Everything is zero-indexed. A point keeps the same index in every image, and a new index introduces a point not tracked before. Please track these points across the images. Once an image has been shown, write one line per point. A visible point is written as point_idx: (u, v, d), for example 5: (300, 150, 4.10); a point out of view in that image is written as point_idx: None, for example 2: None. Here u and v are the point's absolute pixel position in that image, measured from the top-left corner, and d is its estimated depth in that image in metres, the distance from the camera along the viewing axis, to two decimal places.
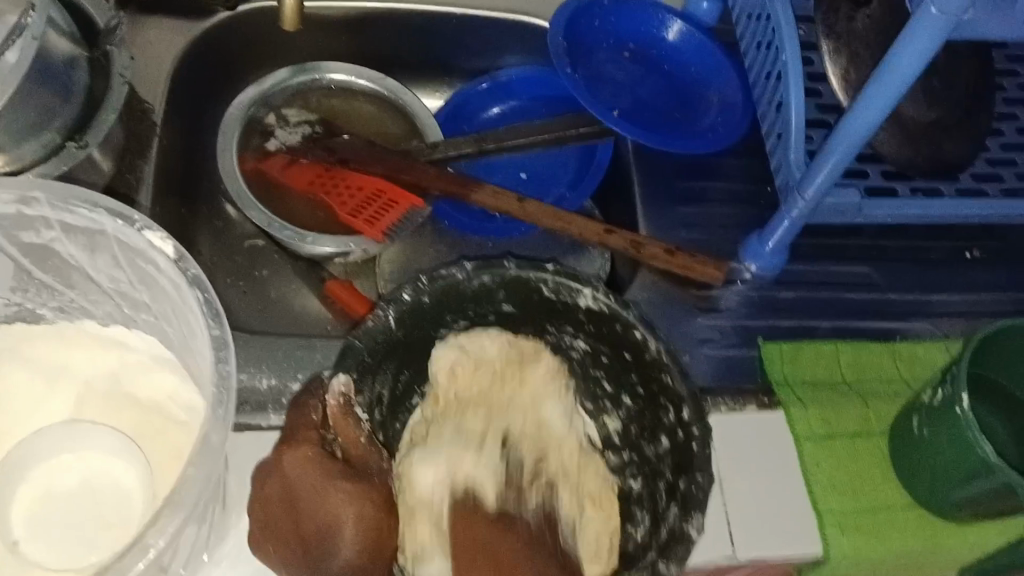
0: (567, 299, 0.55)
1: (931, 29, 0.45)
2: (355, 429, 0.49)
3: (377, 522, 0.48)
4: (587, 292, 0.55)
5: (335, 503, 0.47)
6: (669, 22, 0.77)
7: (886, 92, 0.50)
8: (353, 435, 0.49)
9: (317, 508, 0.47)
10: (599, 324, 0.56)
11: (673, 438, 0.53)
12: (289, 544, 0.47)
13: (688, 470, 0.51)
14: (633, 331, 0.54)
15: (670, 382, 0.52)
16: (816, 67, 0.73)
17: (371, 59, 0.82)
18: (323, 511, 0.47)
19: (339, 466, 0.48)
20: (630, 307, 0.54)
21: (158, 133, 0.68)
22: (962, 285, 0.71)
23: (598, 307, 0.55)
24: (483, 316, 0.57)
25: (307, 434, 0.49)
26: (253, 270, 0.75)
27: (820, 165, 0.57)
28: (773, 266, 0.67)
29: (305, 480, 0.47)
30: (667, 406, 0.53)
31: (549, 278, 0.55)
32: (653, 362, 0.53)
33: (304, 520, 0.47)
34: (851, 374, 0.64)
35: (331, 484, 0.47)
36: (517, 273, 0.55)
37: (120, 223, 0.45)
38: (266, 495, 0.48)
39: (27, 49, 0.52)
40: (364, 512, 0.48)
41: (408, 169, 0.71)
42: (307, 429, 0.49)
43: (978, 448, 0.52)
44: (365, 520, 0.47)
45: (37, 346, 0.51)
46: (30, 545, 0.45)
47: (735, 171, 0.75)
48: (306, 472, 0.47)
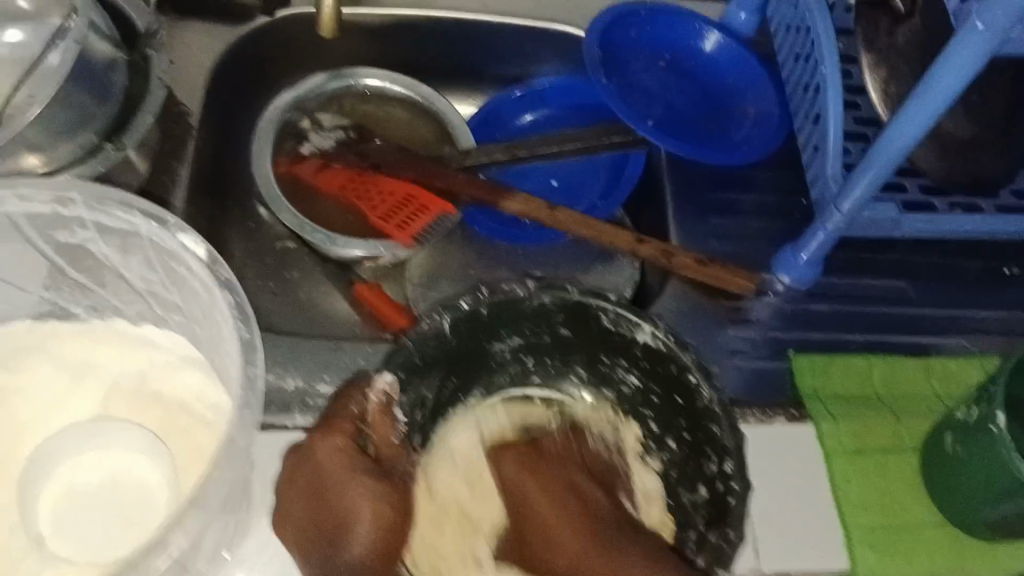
0: (626, 332, 0.56)
1: (976, 45, 0.44)
2: (389, 429, 0.51)
3: (393, 522, 0.48)
4: (647, 328, 0.55)
5: (357, 497, 0.48)
6: (706, 32, 0.76)
7: (926, 108, 0.49)
8: (387, 435, 0.51)
9: (339, 498, 0.48)
10: (655, 362, 0.56)
11: (711, 489, 0.53)
12: (308, 531, 0.48)
13: (721, 522, 0.50)
14: (688, 374, 0.54)
15: (718, 432, 0.52)
16: (854, 79, 0.72)
17: (405, 64, 0.82)
18: (345, 504, 0.48)
19: (366, 462, 0.50)
20: (689, 351, 0.54)
21: (195, 135, 0.70)
22: (997, 302, 0.69)
23: (656, 344, 0.55)
24: (541, 334, 0.58)
25: (343, 424, 0.50)
26: (283, 272, 0.75)
27: (857, 180, 0.56)
28: (808, 278, 0.66)
29: (333, 468, 0.49)
30: (711, 456, 0.53)
31: (611, 309, 0.55)
32: (704, 410, 0.53)
33: (325, 508, 0.48)
34: (882, 390, 0.63)
35: (356, 478, 0.48)
36: (579, 299, 0.55)
37: (154, 225, 0.46)
38: (296, 478, 0.49)
39: (69, 50, 0.54)
40: (382, 510, 0.48)
41: (439, 175, 0.71)
42: (346, 419, 0.50)
43: (1013, 467, 0.50)
44: (383, 517, 0.48)
45: (64, 342, 0.51)
46: (55, 539, 0.45)
47: (768, 182, 0.74)
48: (335, 463, 0.49)
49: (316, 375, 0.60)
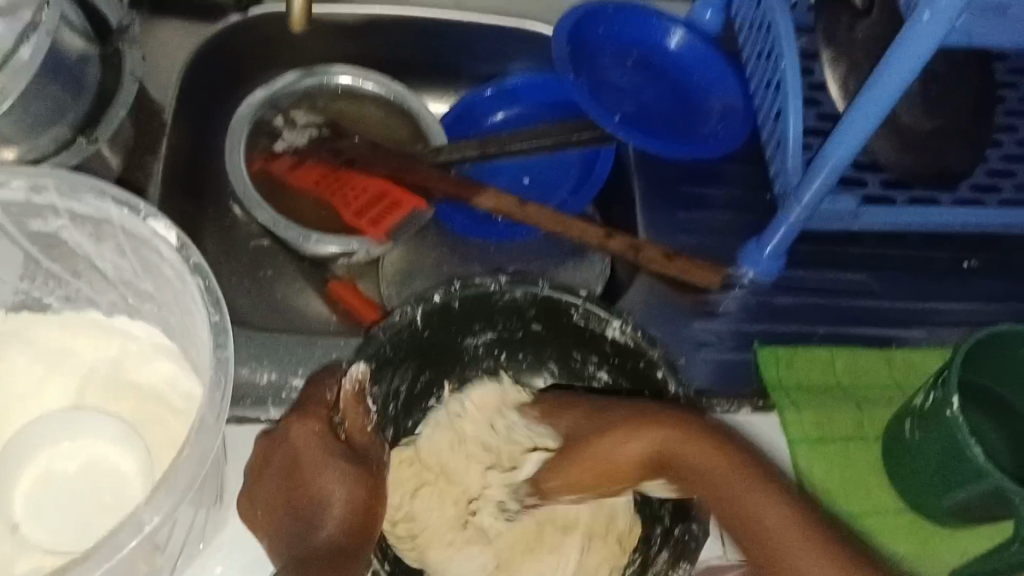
0: (595, 328, 0.57)
1: (924, 36, 0.46)
2: (363, 417, 0.51)
3: (364, 506, 0.49)
4: (615, 324, 0.56)
5: (329, 481, 0.49)
6: (672, 30, 0.78)
7: (878, 99, 0.51)
8: (359, 422, 0.51)
9: (311, 480, 0.49)
10: (624, 358, 0.57)
11: (677, 484, 0.53)
12: (278, 514, 0.49)
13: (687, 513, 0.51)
14: (656, 370, 0.55)
15: None
16: (816, 78, 0.74)
17: (378, 63, 0.83)
18: (316, 487, 0.49)
19: (340, 447, 0.50)
20: (656, 347, 0.55)
21: (168, 133, 0.70)
22: (958, 294, 0.71)
23: (624, 340, 0.56)
24: (514, 328, 0.59)
25: (318, 409, 0.51)
26: (257, 270, 0.75)
27: (816, 172, 0.58)
28: (771, 271, 0.68)
29: (305, 452, 0.49)
30: None
31: (581, 304, 0.56)
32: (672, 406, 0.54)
33: (298, 490, 0.49)
34: (845, 379, 0.64)
35: (331, 461, 0.49)
36: (550, 295, 0.56)
37: (126, 212, 0.46)
38: (270, 460, 0.50)
39: (41, 42, 0.53)
40: (354, 494, 0.49)
41: (411, 170, 0.72)
42: (321, 405, 0.51)
43: (968, 452, 0.51)
44: (354, 498, 0.49)
45: (39, 332, 0.52)
46: (30, 526, 0.46)
47: (735, 178, 0.75)
48: (310, 446, 0.49)
49: (291, 370, 0.60)
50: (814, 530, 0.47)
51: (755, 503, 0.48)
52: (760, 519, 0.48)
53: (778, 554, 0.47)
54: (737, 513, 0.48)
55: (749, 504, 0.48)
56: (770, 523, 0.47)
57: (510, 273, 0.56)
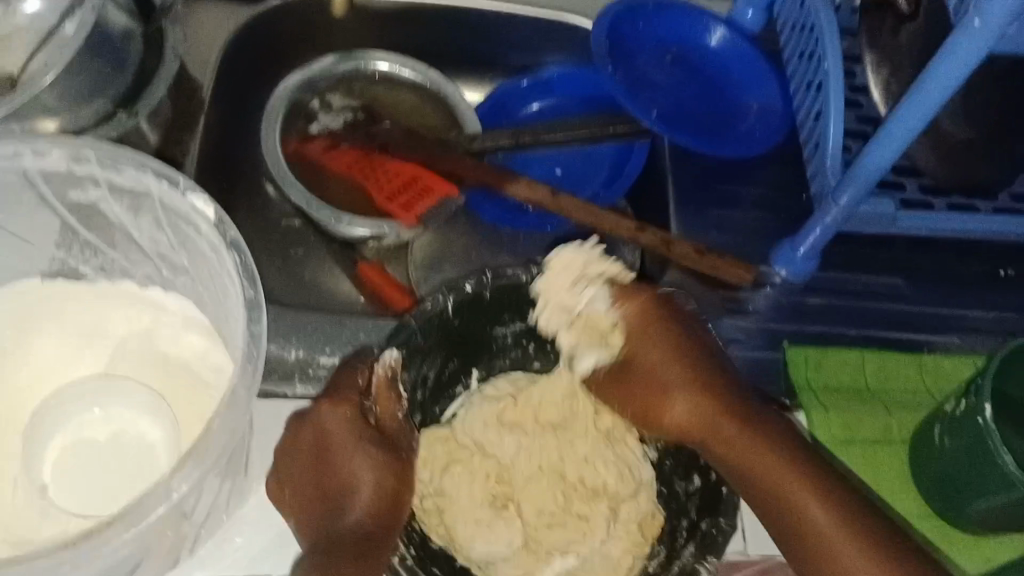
0: None
1: (973, 41, 0.45)
2: (394, 403, 0.52)
3: (393, 492, 0.51)
4: None
5: (360, 467, 0.50)
6: (712, 27, 0.77)
7: (923, 103, 0.50)
8: (392, 408, 0.52)
9: (344, 465, 0.50)
10: None
11: (704, 477, 0.53)
12: (307, 496, 0.50)
13: (712, 509, 0.51)
14: None
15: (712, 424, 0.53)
16: (857, 79, 0.73)
17: (415, 50, 0.83)
18: (348, 471, 0.50)
19: (371, 433, 0.51)
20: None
21: (207, 110, 0.71)
22: (992, 302, 0.70)
23: None
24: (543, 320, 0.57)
25: (348, 394, 0.51)
26: (289, 249, 0.76)
27: (854, 175, 0.57)
28: (803, 272, 0.67)
29: (335, 436, 0.50)
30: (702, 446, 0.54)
31: None
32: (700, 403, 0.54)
33: (331, 474, 0.50)
34: (874, 383, 0.63)
35: (362, 448, 0.50)
36: None
37: (166, 185, 0.47)
38: (300, 442, 0.51)
39: (86, 17, 0.55)
40: (384, 481, 0.50)
41: (443, 158, 0.72)
42: (351, 388, 0.51)
43: (998, 460, 0.51)
44: (382, 484, 0.50)
45: (74, 301, 0.52)
46: (58, 489, 0.47)
47: (769, 176, 0.75)
48: (342, 432, 0.50)
49: (318, 348, 0.61)
50: (848, 517, 0.50)
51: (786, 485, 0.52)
52: (796, 498, 0.51)
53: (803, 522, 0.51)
54: (767, 488, 0.52)
55: (783, 484, 0.52)
56: (804, 504, 0.51)
57: (542, 263, 0.55)
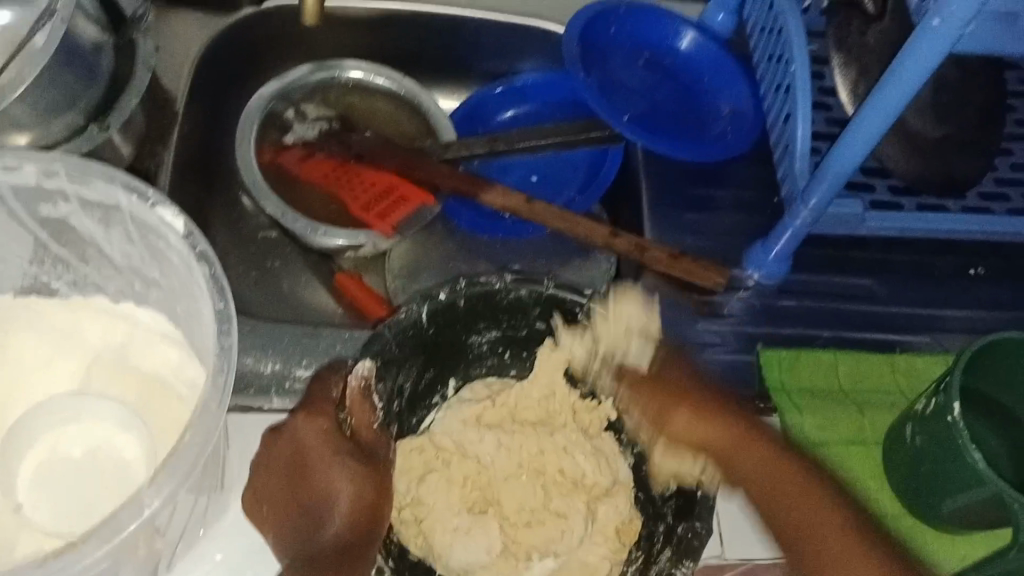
0: (602, 328, 0.56)
1: (932, 42, 0.46)
2: (369, 414, 0.52)
3: (373, 502, 0.50)
4: None
5: (339, 478, 0.50)
6: (683, 31, 0.78)
7: (886, 104, 0.51)
8: (366, 419, 0.52)
9: (321, 478, 0.50)
10: None
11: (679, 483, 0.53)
12: (285, 509, 0.50)
13: (687, 514, 0.51)
14: None
15: None
16: (826, 82, 0.73)
17: (389, 59, 0.83)
18: (327, 483, 0.50)
19: (348, 444, 0.51)
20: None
21: (180, 122, 0.70)
22: (963, 301, 0.71)
23: None
24: (517, 327, 0.58)
25: (323, 406, 0.51)
26: (266, 261, 0.76)
27: (822, 176, 0.58)
28: (776, 274, 0.68)
29: (312, 449, 0.50)
30: None
31: (586, 303, 0.56)
32: None
33: (308, 486, 0.50)
34: (848, 383, 0.64)
35: (339, 458, 0.50)
36: (554, 293, 0.56)
37: (135, 198, 0.47)
38: (275, 456, 0.51)
39: (54, 30, 0.54)
40: (364, 490, 0.50)
41: (419, 167, 0.72)
42: (325, 401, 0.52)
43: (967, 456, 0.52)
44: (363, 496, 0.50)
45: (47, 316, 0.52)
46: (33, 507, 0.46)
47: (742, 180, 0.75)
48: (318, 443, 0.50)
49: (295, 360, 0.61)
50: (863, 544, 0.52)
51: (812, 507, 0.53)
52: (817, 523, 0.53)
53: (825, 550, 0.52)
54: (788, 517, 0.54)
55: (802, 513, 0.53)
56: (829, 532, 0.52)
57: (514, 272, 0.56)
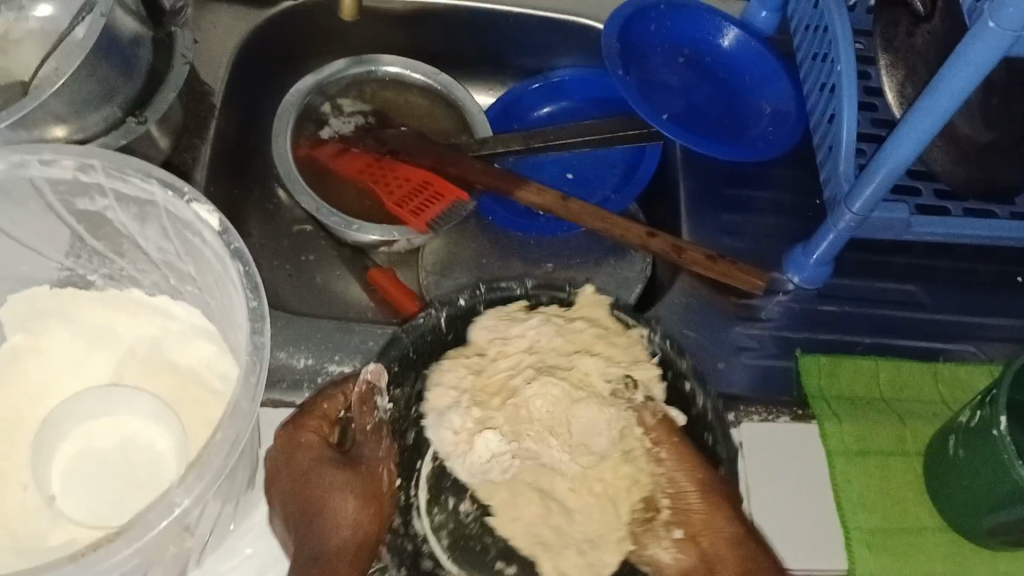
0: None
1: (987, 42, 0.44)
2: (366, 419, 0.51)
3: (360, 510, 0.50)
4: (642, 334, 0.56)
5: (327, 490, 0.49)
6: (726, 29, 0.77)
7: (937, 109, 0.49)
8: (366, 422, 0.52)
9: (311, 490, 0.49)
10: None
11: None
12: (285, 520, 0.50)
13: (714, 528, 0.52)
14: (682, 381, 0.55)
15: (710, 442, 0.54)
16: (872, 81, 0.72)
17: (428, 53, 0.83)
18: (315, 495, 0.49)
19: (336, 454, 0.51)
20: (683, 358, 0.56)
21: (217, 115, 0.70)
22: (1010, 309, 0.69)
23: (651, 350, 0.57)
24: None
25: (311, 420, 0.51)
26: (300, 255, 0.76)
27: (867, 180, 0.56)
28: (817, 278, 0.66)
29: (298, 465, 0.49)
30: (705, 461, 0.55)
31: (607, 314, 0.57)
32: (698, 417, 0.55)
33: (299, 499, 0.49)
34: (889, 392, 0.63)
35: (324, 470, 0.50)
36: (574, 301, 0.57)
37: (170, 194, 0.47)
38: (270, 472, 0.50)
39: (96, 24, 0.55)
40: (348, 500, 0.49)
41: (454, 163, 0.72)
42: (314, 414, 0.51)
43: (1013, 472, 0.50)
44: (348, 509, 0.49)
45: (81, 308, 0.53)
46: (65, 500, 0.47)
47: (783, 180, 0.74)
48: (306, 457, 0.50)
49: (327, 356, 0.60)
50: None
51: None
52: None
53: None
54: None
55: None
56: None
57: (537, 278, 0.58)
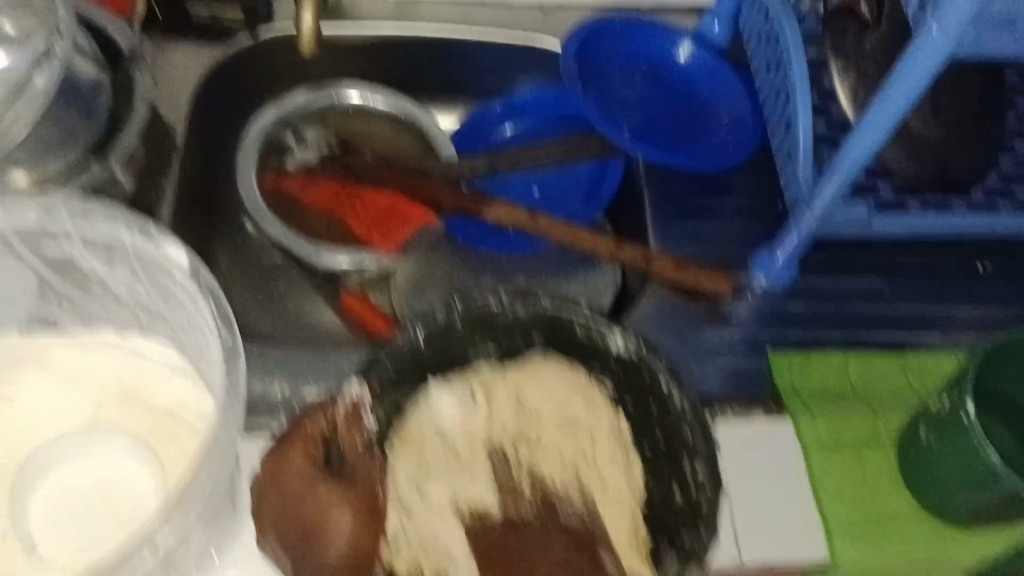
0: (599, 342, 0.55)
1: (931, 46, 0.46)
2: (358, 436, 0.51)
3: (358, 527, 0.48)
4: (618, 336, 0.55)
5: (322, 507, 0.47)
6: (680, 42, 0.79)
7: (878, 121, 0.52)
8: (354, 439, 0.51)
9: (306, 510, 0.47)
10: (629, 373, 0.55)
11: (685, 494, 0.52)
12: (282, 542, 0.47)
13: (693, 528, 0.50)
14: (660, 382, 0.53)
15: (691, 438, 0.51)
16: (825, 85, 0.73)
17: (389, 79, 0.83)
18: (311, 513, 0.47)
19: (329, 473, 0.49)
20: (661, 360, 0.53)
21: (181, 152, 0.71)
22: (973, 298, 0.71)
23: (628, 353, 0.55)
24: (516, 348, 0.57)
25: (298, 440, 0.49)
26: (271, 286, 0.76)
27: (826, 181, 0.58)
28: (782, 278, 0.68)
29: (293, 488, 0.48)
30: (686, 460, 0.52)
31: (584, 317, 0.55)
32: (677, 416, 0.53)
33: (294, 520, 0.47)
34: (859, 385, 0.64)
35: (318, 488, 0.47)
36: (552, 309, 0.55)
37: (138, 234, 0.47)
38: (262, 499, 0.48)
39: (52, 73, 0.55)
40: (347, 517, 0.47)
41: (421, 186, 0.73)
42: (300, 434, 0.49)
43: (981, 454, 0.51)
44: (348, 526, 0.47)
45: (53, 351, 0.53)
46: (46, 547, 0.46)
47: (744, 186, 0.75)
48: (297, 477, 0.48)
49: (304, 385, 0.60)
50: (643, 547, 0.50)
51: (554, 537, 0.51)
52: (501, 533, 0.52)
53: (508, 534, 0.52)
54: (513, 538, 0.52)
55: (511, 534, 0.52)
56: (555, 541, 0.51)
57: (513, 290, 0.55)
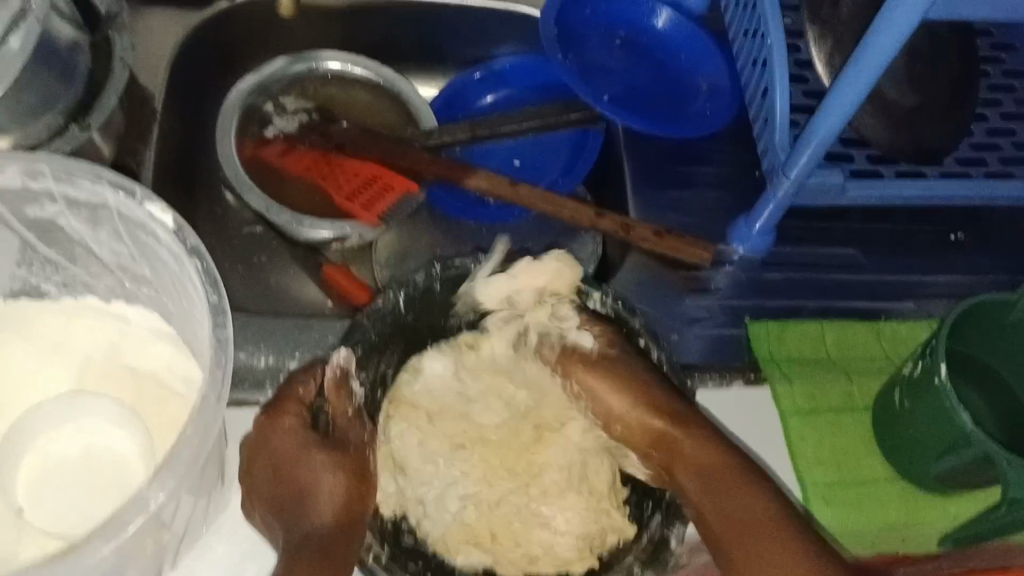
0: (577, 301, 0.58)
1: (905, 7, 0.47)
2: (346, 403, 0.52)
3: (349, 489, 0.51)
4: (596, 295, 0.57)
5: (314, 470, 0.51)
6: (658, 10, 0.78)
7: (849, 97, 0.53)
8: (343, 407, 0.52)
9: (297, 473, 0.51)
10: (607, 328, 0.57)
11: (663, 444, 0.54)
12: (273, 504, 0.51)
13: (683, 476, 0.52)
14: (637, 338, 0.56)
15: (667, 387, 0.55)
16: (802, 56, 0.74)
17: (369, 48, 0.83)
18: (303, 477, 0.51)
19: (319, 438, 0.52)
20: (637, 317, 0.56)
21: (159, 119, 0.70)
22: (945, 266, 0.72)
23: (606, 309, 0.57)
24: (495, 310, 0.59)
25: (288, 406, 0.52)
26: (253, 255, 0.76)
27: (802, 148, 0.58)
28: (760, 246, 0.69)
29: (284, 452, 0.51)
30: (664, 413, 0.55)
31: (562, 278, 0.57)
32: (654, 370, 0.56)
33: (285, 482, 0.51)
34: (835, 351, 0.65)
35: (310, 453, 0.51)
36: (531, 270, 0.57)
37: (122, 196, 0.47)
38: (252, 463, 0.51)
39: (30, 32, 0.54)
40: (338, 479, 0.51)
41: (403, 155, 0.72)
42: (290, 401, 0.52)
43: (955, 417, 0.52)
44: (340, 489, 0.51)
45: (35, 318, 0.52)
46: (34, 510, 0.47)
47: (723, 156, 0.76)
48: (288, 442, 0.51)
49: (288, 352, 0.61)
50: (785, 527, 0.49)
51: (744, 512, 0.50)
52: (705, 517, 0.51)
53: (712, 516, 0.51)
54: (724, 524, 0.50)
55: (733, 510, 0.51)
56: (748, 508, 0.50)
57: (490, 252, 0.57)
